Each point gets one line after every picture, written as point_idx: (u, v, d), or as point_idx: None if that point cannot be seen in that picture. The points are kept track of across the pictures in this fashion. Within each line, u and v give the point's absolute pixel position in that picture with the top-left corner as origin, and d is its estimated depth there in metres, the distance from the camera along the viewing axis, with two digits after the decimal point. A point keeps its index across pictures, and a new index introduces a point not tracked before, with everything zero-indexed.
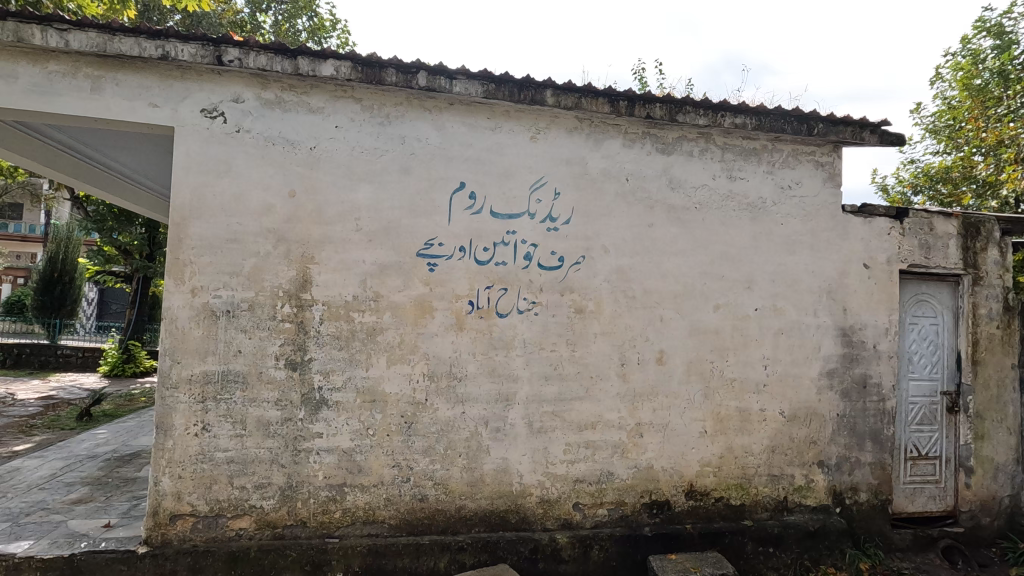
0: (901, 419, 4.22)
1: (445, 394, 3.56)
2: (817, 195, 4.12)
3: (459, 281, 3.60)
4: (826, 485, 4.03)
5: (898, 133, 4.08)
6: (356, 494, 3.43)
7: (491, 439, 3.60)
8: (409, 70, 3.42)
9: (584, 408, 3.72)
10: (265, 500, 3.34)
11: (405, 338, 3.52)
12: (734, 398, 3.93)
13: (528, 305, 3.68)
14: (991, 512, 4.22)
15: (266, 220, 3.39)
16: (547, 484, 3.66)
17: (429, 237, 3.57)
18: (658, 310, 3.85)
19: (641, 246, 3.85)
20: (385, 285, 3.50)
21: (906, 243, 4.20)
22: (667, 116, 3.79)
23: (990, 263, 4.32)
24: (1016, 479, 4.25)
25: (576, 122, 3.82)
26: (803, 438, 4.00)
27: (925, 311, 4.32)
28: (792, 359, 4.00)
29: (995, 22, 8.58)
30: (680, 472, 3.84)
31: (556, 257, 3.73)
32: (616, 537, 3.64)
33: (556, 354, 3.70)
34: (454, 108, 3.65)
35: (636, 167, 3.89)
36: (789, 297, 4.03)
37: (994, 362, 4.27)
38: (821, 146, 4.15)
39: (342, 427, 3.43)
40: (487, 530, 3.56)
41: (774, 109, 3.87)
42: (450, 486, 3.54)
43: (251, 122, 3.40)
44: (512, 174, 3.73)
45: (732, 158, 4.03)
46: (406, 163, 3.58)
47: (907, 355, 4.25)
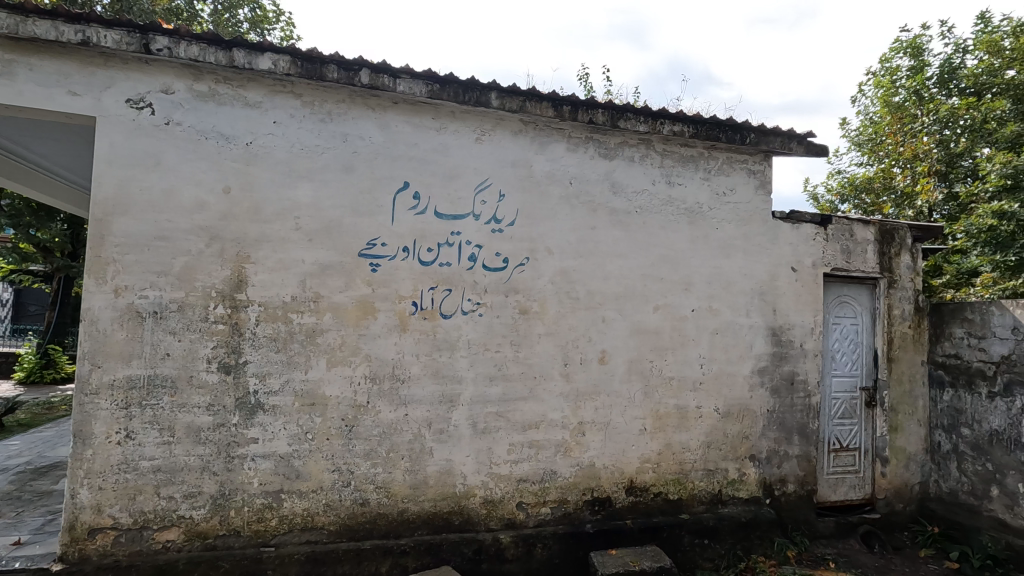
0: (826, 413, 4.49)
1: (388, 397, 3.51)
2: (750, 201, 4.33)
3: (402, 282, 3.56)
4: (757, 478, 4.23)
5: (822, 145, 4.34)
6: (294, 500, 3.33)
7: (434, 441, 3.58)
8: (352, 67, 3.36)
9: (528, 409, 3.76)
10: (195, 510, 3.19)
11: (346, 339, 3.45)
12: (672, 396, 4.06)
13: (472, 306, 3.69)
14: (904, 499, 4.55)
15: (198, 218, 3.24)
16: (490, 485, 3.67)
17: (371, 237, 3.52)
18: (600, 310, 3.94)
19: (585, 249, 3.93)
20: (325, 285, 3.42)
21: (830, 248, 4.48)
22: (609, 122, 3.90)
23: (903, 268, 4.66)
24: (926, 467, 4.59)
25: (521, 125, 3.86)
26: (736, 433, 4.18)
27: (846, 312, 4.61)
28: (727, 358, 4.18)
29: (911, 43, 9.27)
30: (621, 469, 3.94)
31: (500, 259, 3.76)
32: (559, 535, 3.69)
33: (500, 355, 3.72)
34: (398, 106, 3.62)
35: (579, 171, 3.97)
36: (724, 299, 4.21)
37: (907, 359, 4.60)
38: (753, 155, 4.36)
39: (279, 432, 3.33)
40: (430, 533, 3.54)
41: (709, 118, 4.04)
42: (393, 489, 3.50)
43: (182, 114, 3.26)
44: (457, 175, 3.73)
45: (671, 165, 4.18)
46: (348, 161, 3.51)
47: (831, 354, 4.52)
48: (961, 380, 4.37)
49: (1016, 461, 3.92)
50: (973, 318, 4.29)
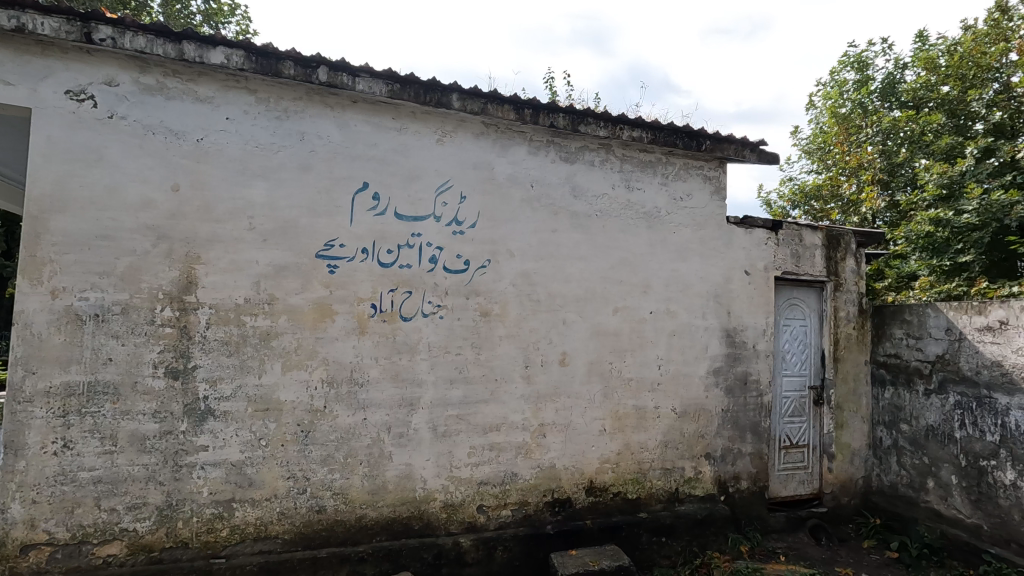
0: (777, 411, 4.65)
1: (346, 401, 3.44)
2: (706, 206, 4.45)
3: (361, 284, 3.50)
4: (712, 476, 4.34)
5: (774, 152, 4.50)
6: (246, 509, 3.23)
7: (393, 445, 3.53)
8: (309, 64, 3.29)
9: (489, 411, 3.75)
10: (139, 522, 3.05)
11: (302, 343, 3.37)
12: (631, 397, 4.13)
13: (432, 308, 3.66)
14: (849, 493, 4.75)
15: (144, 216, 3.10)
16: (451, 488, 3.65)
17: (329, 237, 3.44)
18: (561, 312, 3.97)
19: (546, 251, 3.95)
20: (280, 287, 3.33)
21: (780, 252, 4.65)
22: (570, 126, 3.94)
23: (848, 271, 4.88)
24: (869, 462, 4.81)
25: (483, 127, 3.87)
26: (692, 432, 4.29)
27: (796, 314, 4.79)
28: (683, 359, 4.28)
29: (856, 57, 9.74)
30: (581, 470, 3.98)
31: (461, 261, 3.74)
32: (520, 537, 3.70)
33: (461, 358, 3.70)
34: (358, 106, 3.57)
35: (540, 174, 4.00)
36: (681, 301, 4.31)
37: (852, 359, 4.82)
38: (708, 161, 4.49)
39: (231, 439, 3.21)
40: (389, 539, 3.48)
41: (667, 124, 4.13)
42: (350, 495, 3.43)
43: (127, 108, 3.11)
44: (417, 176, 3.69)
45: (630, 169, 4.25)
46: (305, 160, 3.43)
47: (781, 354, 4.69)
48: (901, 378, 4.60)
49: (949, 455, 4.15)
50: (911, 320, 4.52)
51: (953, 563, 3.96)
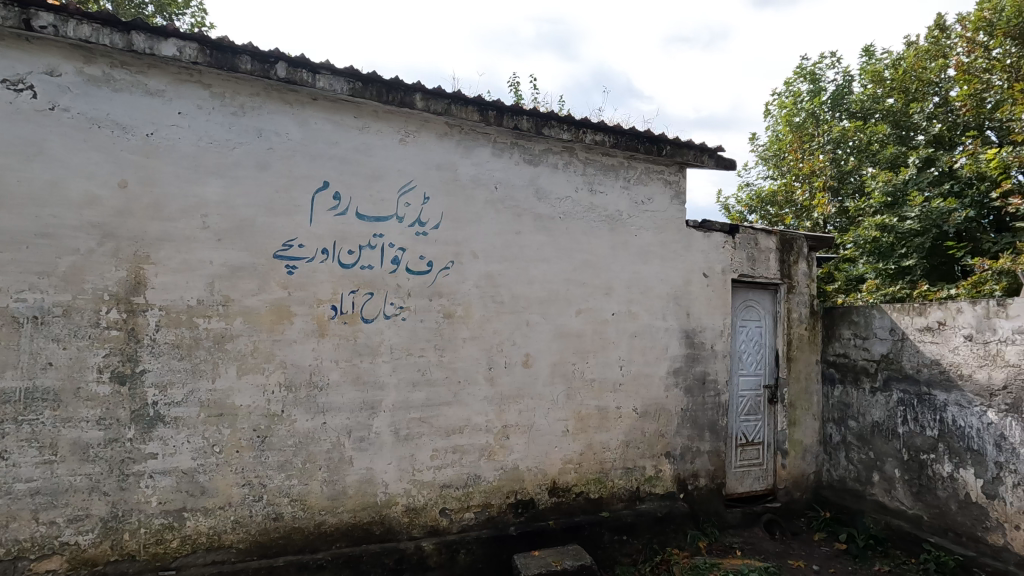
0: (734, 410, 4.78)
1: (305, 404, 3.36)
2: (666, 210, 4.54)
3: (321, 285, 3.43)
4: (672, 474, 4.43)
5: (731, 159, 4.63)
6: (198, 519, 3.11)
7: (354, 449, 3.47)
8: (267, 59, 3.21)
9: (452, 414, 3.73)
10: (82, 535, 2.90)
11: (259, 345, 3.27)
12: (594, 397, 4.18)
13: (395, 310, 3.61)
14: (801, 487, 4.94)
15: (88, 214, 2.95)
16: (413, 492, 3.61)
17: (288, 238, 3.36)
18: (524, 314, 3.98)
19: (509, 253, 3.96)
20: (235, 288, 3.23)
21: (737, 255, 4.79)
22: (534, 129, 3.96)
23: (800, 274, 5.06)
24: (819, 457, 5.01)
25: (447, 128, 3.85)
26: (652, 432, 4.37)
27: (751, 315, 4.94)
28: (645, 360, 4.36)
29: (809, 69, 10.12)
30: (544, 471, 3.99)
31: (424, 262, 3.71)
32: (482, 540, 3.68)
33: (424, 360, 3.67)
34: (318, 103, 3.50)
35: (504, 176, 4.00)
36: (642, 303, 4.38)
37: (804, 359, 5.00)
38: (669, 166, 4.59)
39: (182, 446, 3.09)
40: (349, 545, 3.42)
41: (629, 129, 4.20)
42: (309, 502, 3.35)
43: (71, 99, 2.96)
44: (380, 176, 3.64)
45: (593, 173, 4.31)
46: (263, 158, 3.34)
47: (738, 354, 4.83)
48: (849, 377, 4.81)
49: (893, 449, 4.36)
50: (858, 321, 4.73)
51: (896, 553, 4.15)
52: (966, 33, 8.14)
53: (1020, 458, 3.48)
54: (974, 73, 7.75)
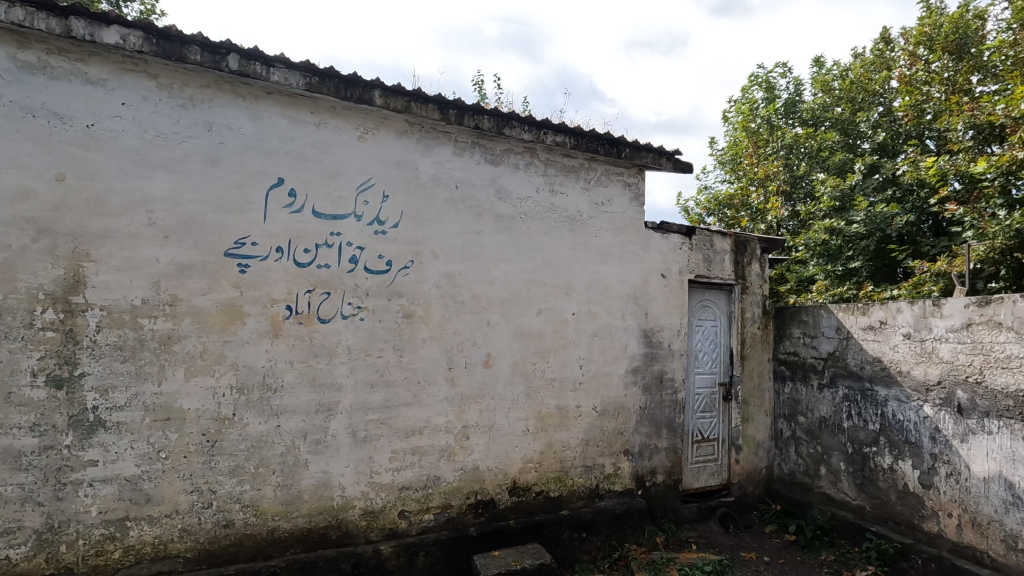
0: (690, 407, 4.90)
1: (258, 408, 3.26)
2: (625, 212, 4.62)
3: (275, 285, 3.34)
4: (631, 471, 4.51)
5: (688, 162, 4.74)
6: (142, 528, 2.99)
7: (310, 453, 3.39)
8: (218, 50, 3.10)
9: (411, 415, 3.69)
10: (13, 549, 2.73)
11: (209, 347, 3.16)
12: (554, 397, 4.21)
13: (353, 310, 3.55)
14: (753, 481, 5.10)
15: (21, 208, 2.78)
16: (371, 495, 3.55)
17: (240, 235, 3.26)
18: (485, 314, 3.97)
19: (470, 253, 3.95)
20: (183, 287, 3.11)
21: (694, 256, 4.90)
22: (495, 128, 3.95)
23: (754, 275, 5.22)
24: (771, 452, 5.19)
25: (407, 125, 3.80)
26: (612, 430, 4.43)
27: (707, 315, 5.08)
28: (604, 359, 4.42)
29: (764, 77, 10.47)
30: (505, 470, 4.00)
31: (383, 261, 3.66)
32: (442, 541, 3.66)
33: (382, 360, 3.61)
34: (273, 97, 3.40)
35: (465, 176, 3.99)
36: (602, 303, 4.44)
37: (756, 357, 5.16)
38: (628, 168, 4.66)
39: (125, 452, 2.96)
40: (304, 550, 3.33)
41: (589, 131, 4.25)
42: (262, 507, 3.25)
43: (2, 86, 2.79)
44: (337, 173, 3.57)
45: (554, 174, 4.34)
46: (213, 152, 3.22)
47: (694, 353, 4.95)
48: (798, 374, 4.99)
49: (839, 443, 4.54)
50: (807, 320, 4.92)
51: (841, 542, 4.33)
52: (908, 46, 8.56)
53: (952, 449, 3.68)
54: (915, 85, 8.16)
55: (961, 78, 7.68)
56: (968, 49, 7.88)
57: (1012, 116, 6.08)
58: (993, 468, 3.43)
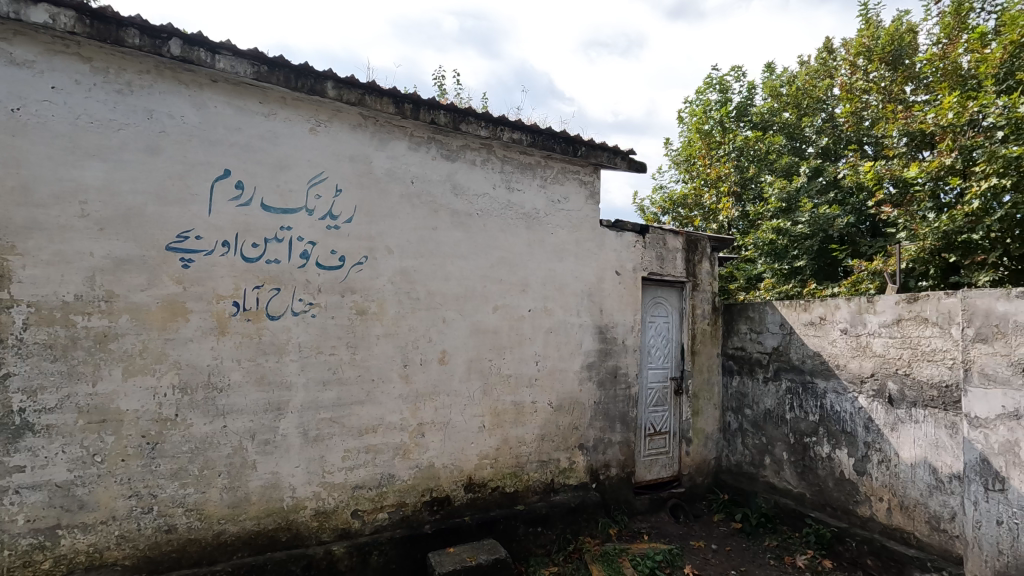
0: (643, 401, 5.01)
1: (202, 407, 3.14)
2: (581, 210, 4.68)
3: (221, 280, 3.22)
4: (585, 465, 4.58)
5: (642, 161, 4.83)
6: (75, 536, 2.83)
7: (257, 453, 3.29)
8: (158, 34, 2.96)
9: (364, 413, 3.63)
10: None
11: (148, 345, 3.02)
12: (509, 393, 4.23)
13: (303, 306, 3.46)
14: (702, 472, 5.28)
15: None
16: (323, 495, 3.48)
17: (183, 229, 3.12)
18: (440, 311, 3.95)
19: (425, 249, 3.91)
20: (120, 282, 2.95)
21: (647, 254, 5.02)
22: (451, 124, 3.94)
23: (704, 273, 5.38)
24: (719, 444, 5.38)
25: (360, 119, 3.74)
26: (567, 425, 4.49)
27: (660, 311, 5.20)
28: (560, 355, 4.47)
29: (718, 80, 10.78)
30: (460, 467, 3.99)
31: (336, 257, 3.58)
32: (396, 540, 3.62)
33: (335, 358, 3.54)
34: (218, 85, 3.27)
35: (420, 171, 3.95)
36: (557, 299, 4.49)
37: (706, 352, 5.34)
38: (584, 167, 4.72)
39: (55, 456, 2.79)
40: (252, 554, 3.24)
41: (545, 129, 4.28)
42: (207, 511, 3.14)
43: None
44: (287, 165, 3.47)
45: (510, 171, 4.35)
46: (153, 142, 3.08)
47: (647, 348, 5.07)
48: (745, 368, 5.19)
49: (782, 434, 4.75)
50: (753, 316, 5.11)
51: (783, 528, 4.53)
52: (850, 56, 9.00)
53: (883, 438, 3.90)
54: (856, 93, 8.60)
55: (896, 88, 8.13)
56: (902, 60, 8.34)
57: (940, 125, 6.48)
58: (919, 455, 3.66)
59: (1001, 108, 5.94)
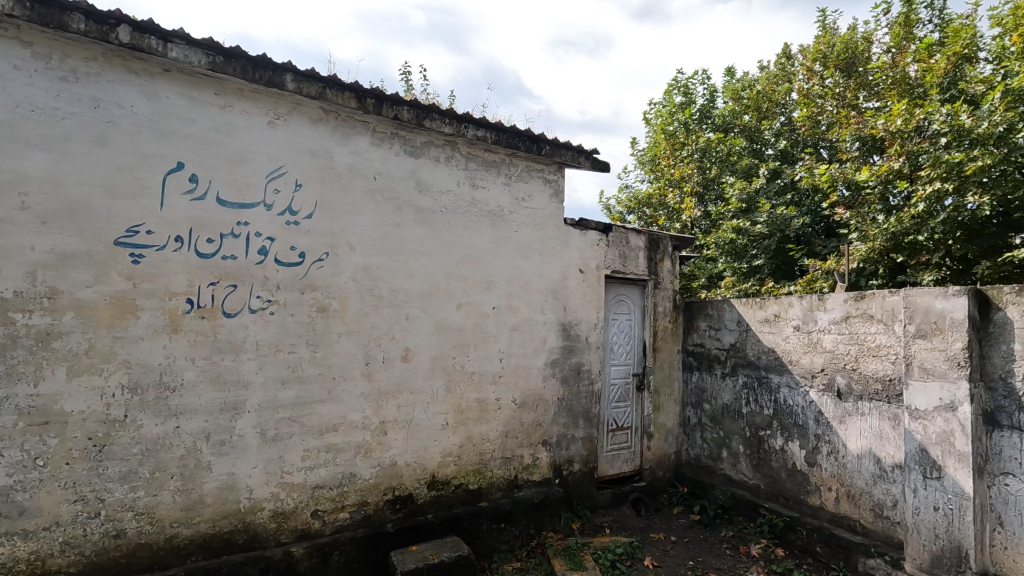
0: (606, 397, 5.09)
1: (154, 408, 3.05)
2: (545, 207, 4.71)
3: (174, 276, 3.12)
4: (549, 461, 4.63)
5: (605, 161, 4.90)
6: (15, 544, 2.70)
7: (213, 454, 3.20)
8: (106, 20, 2.85)
9: (325, 412, 3.58)
10: None
11: (96, 344, 2.90)
12: (473, 390, 4.23)
13: (261, 304, 3.38)
14: (663, 466, 5.40)
15: None
16: (281, 496, 3.42)
17: (133, 223, 3.01)
18: (404, 308, 3.92)
19: (388, 246, 3.88)
20: (65, 278, 2.83)
21: (610, 253, 5.09)
22: (414, 120, 3.91)
23: (665, 271, 5.50)
24: (679, 438, 5.51)
25: (321, 113, 3.68)
26: (530, 421, 4.52)
27: (623, 309, 5.29)
28: (524, 352, 4.50)
29: (683, 83, 11.00)
30: (423, 465, 3.98)
31: (296, 253, 3.51)
32: (357, 539, 3.58)
33: (295, 356, 3.48)
34: (170, 75, 3.17)
35: (383, 167, 3.91)
36: (521, 297, 4.52)
37: (667, 349, 5.46)
38: (548, 165, 4.76)
39: None
40: (207, 558, 3.16)
41: (509, 127, 4.30)
42: (158, 514, 3.05)
43: None
44: (245, 159, 3.38)
45: (475, 168, 4.35)
46: (101, 132, 2.95)
47: (610, 345, 5.14)
48: (704, 364, 5.33)
49: (738, 428, 4.89)
50: (712, 313, 5.25)
51: (738, 518, 4.67)
52: (807, 62, 9.31)
53: (832, 430, 4.07)
54: (812, 98, 8.90)
55: (850, 94, 8.44)
56: (856, 68, 8.67)
57: (890, 130, 6.76)
58: (865, 445, 3.83)
59: (945, 116, 6.24)
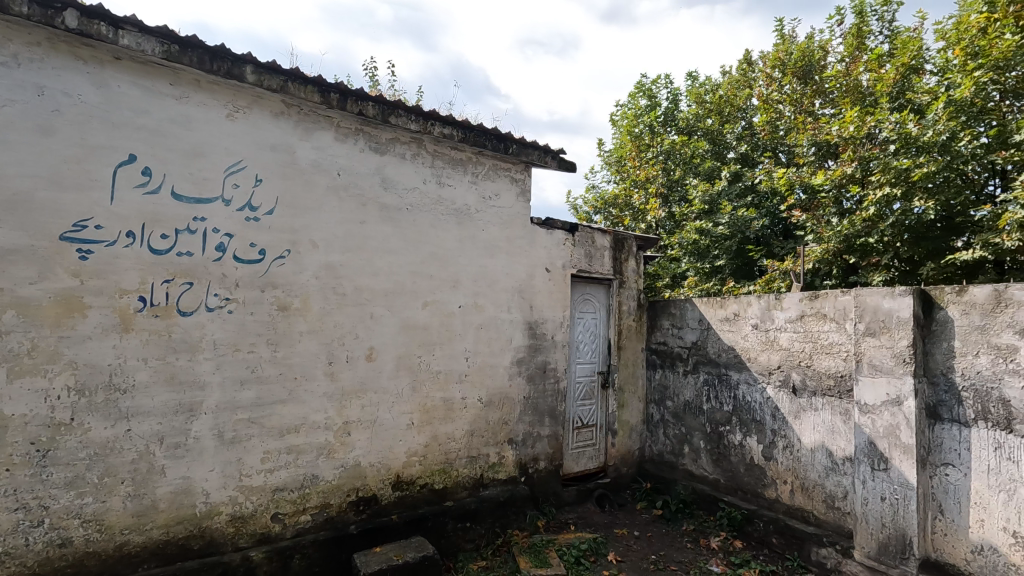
0: (571, 396, 5.14)
1: (103, 410, 2.92)
2: (512, 206, 4.72)
3: (125, 273, 3.00)
4: (515, 459, 4.64)
5: (571, 161, 4.94)
6: None
7: (166, 458, 3.09)
8: (51, 4, 2.71)
9: (286, 412, 3.50)
10: None
11: (39, 344, 2.76)
12: (439, 390, 4.21)
13: (219, 302, 3.28)
14: (627, 463, 5.49)
15: None
16: (240, 499, 3.32)
17: (80, 217, 2.88)
18: (368, 307, 3.86)
19: (352, 243, 3.81)
20: (4, 275, 2.68)
21: (576, 252, 5.14)
22: (379, 116, 3.86)
23: (630, 271, 5.59)
24: (643, 435, 5.61)
25: (283, 107, 3.59)
26: (496, 420, 4.53)
27: (588, 308, 5.34)
28: (490, 350, 4.50)
29: (648, 86, 11.19)
30: (388, 465, 3.93)
31: (256, 250, 3.42)
32: (319, 542, 3.52)
33: (254, 356, 3.39)
34: (122, 63, 3.04)
35: (348, 163, 3.84)
36: (488, 295, 4.51)
37: (631, 347, 5.55)
38: (515, 165, 4.77)
39: None
40: (160, 565, 3.05)
41: (476, 125, 4.28)
42: (108, 521, 2.92)
43: None
44: (202, 152, 3.28)
45: (441, 166, 4.32)
46: (45, 121, 2.81)
47: (576, 344, 5.19)
48: (667, 362, 5.44)
49: (699, 424, 5.02)
50: (675, 312, 5.37)
51: (699, 512, 4.79)
52: (767, 69, 9.59)
53: (788, 425, 4.21)
54: (771, 104, 9.18)
55: (806, 101, 8.74)
56: (812, 76, 8.98)
57: (843, 137, 7.04)
58: (818, 440, 3.98)
59: (893, 124, 6.53)
